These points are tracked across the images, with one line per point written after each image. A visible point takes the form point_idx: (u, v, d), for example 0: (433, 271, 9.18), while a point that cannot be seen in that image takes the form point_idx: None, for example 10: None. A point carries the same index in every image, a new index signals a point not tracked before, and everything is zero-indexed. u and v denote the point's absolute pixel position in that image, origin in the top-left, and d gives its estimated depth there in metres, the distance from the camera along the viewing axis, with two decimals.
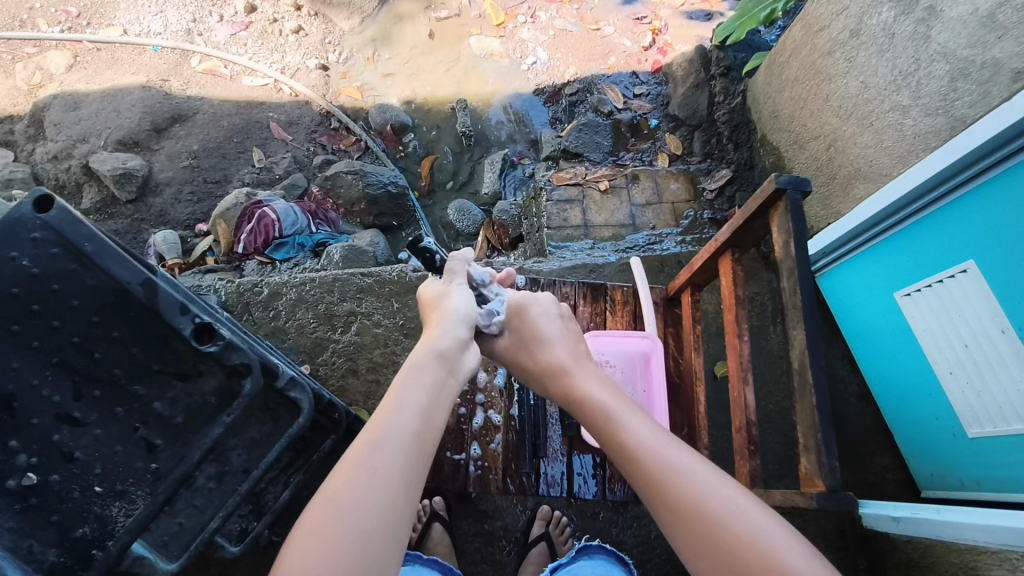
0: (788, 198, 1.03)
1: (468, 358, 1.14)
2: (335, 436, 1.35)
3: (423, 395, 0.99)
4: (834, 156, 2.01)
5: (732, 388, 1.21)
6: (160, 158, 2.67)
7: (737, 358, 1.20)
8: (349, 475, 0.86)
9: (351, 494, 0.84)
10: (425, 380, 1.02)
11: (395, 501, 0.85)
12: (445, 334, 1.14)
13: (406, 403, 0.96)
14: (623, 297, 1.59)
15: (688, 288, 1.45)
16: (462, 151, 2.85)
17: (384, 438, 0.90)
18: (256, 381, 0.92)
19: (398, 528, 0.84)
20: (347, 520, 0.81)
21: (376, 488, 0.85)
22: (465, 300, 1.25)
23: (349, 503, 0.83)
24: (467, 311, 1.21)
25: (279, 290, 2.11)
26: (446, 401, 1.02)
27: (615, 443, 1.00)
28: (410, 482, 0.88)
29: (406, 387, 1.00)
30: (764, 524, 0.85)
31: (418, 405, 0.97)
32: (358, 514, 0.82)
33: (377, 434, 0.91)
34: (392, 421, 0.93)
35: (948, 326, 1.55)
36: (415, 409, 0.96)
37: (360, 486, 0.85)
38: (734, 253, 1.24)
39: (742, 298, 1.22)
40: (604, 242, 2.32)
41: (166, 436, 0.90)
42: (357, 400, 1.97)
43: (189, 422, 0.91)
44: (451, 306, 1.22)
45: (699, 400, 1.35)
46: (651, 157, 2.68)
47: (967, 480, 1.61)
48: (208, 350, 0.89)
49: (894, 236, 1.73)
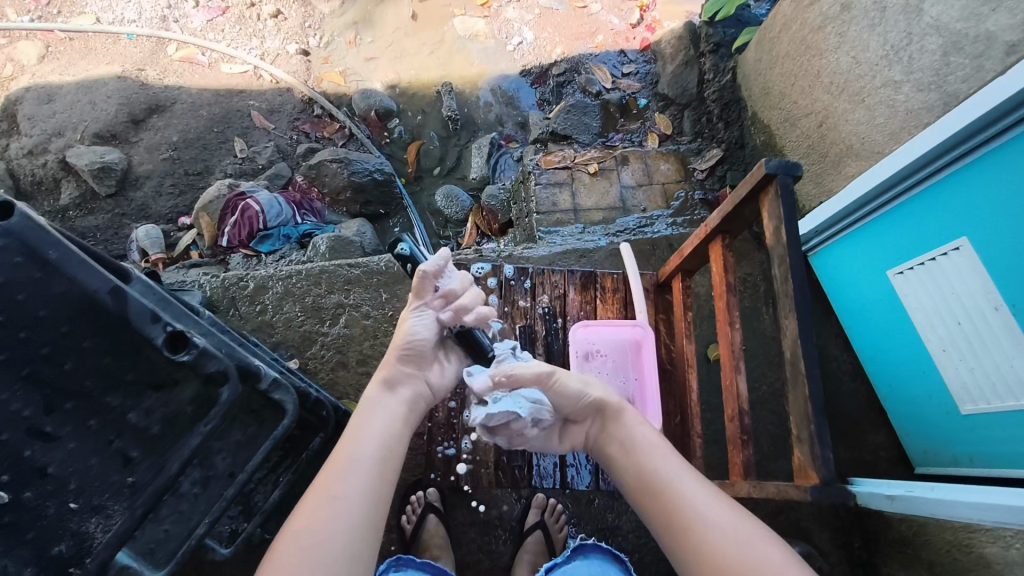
0: (778, 182, 0.96)
1: (423, 395, 1.15)
2: (324, 435, 1.33)
3: (388, 423, 1.03)
4: (825, 133, 1.98)
5: (724, 376, 1.13)
6: (139, 150, 2.61)
7: (729, 345, 1.12)
8: (319, 503, 0.89)
9: (320, 523, 0.87)
10: (388, 408, 1.05)
11: (361, 526, 0.89)
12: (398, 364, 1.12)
13: (371, 431, 1.00)
14: (614, 284, 1.51)
15: (680, 273, 1.40)
16: (448, 136, 2.81)
17: (350, 466, 0.94)
18: (233, 388, 0.90)
19: (364, 552, 0.88)
20: (318, 544, 0.85)
21: (342, 515, 0.88)
22: (420, 332, 1.14)
23: (317, 530, 0.86)
24: (416, 344, 1.13)
25: (265, 284, 2.08)
26: (407, 431, 1.06)
27: (646, 469, 1.02)
28: (375, 508, 0.92)
29: (373, 414, 1.04)
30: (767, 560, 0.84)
31: (383, 433, 1.01)
32: (327, 538, 0.86)
33: (344, 462, 0.95)
34: (356, 449, 0.97)
35: (940, 304, 1.54)
36: (379, 436, 1.00)
37: (330, 515, 0.88)
38: (725, 238, 1.18)
39: (734, 285, 1.16)
40: (595, 226, 2.29)
41: (142, 448, 0.88)
42: (348, 393, 1.94)
43: (167, 432, 0.89)
44: (403, 335, 1.14)
45: (693, 387, 1.31)
46: (640, 137, 2.63)
47: (960, 456, 1.62)
48: (181, 358, 0.88)
49: (886, 214, 1.71)
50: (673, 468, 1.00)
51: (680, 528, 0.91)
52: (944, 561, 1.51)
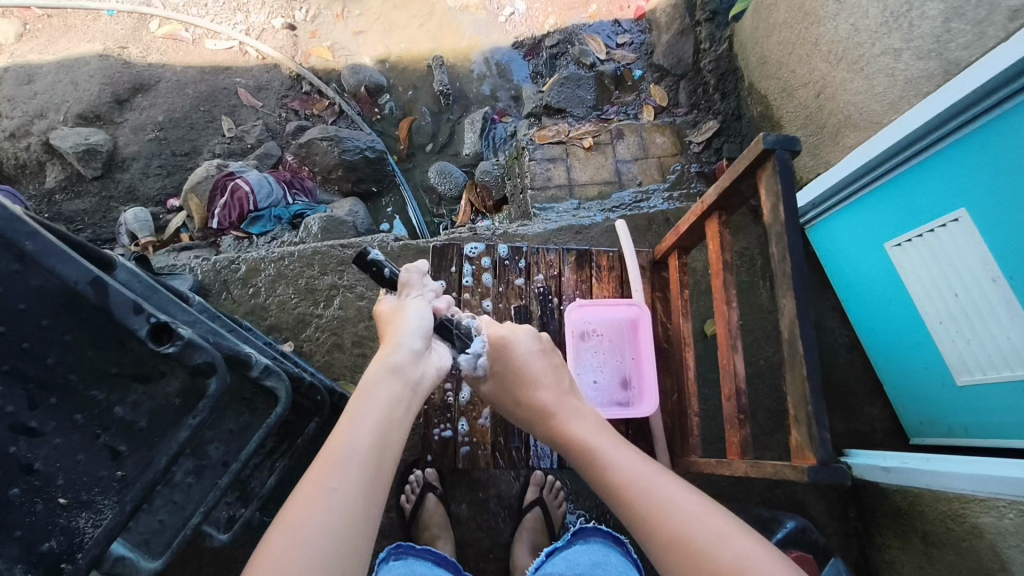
0: (776, 158, 0.94)
1: (427, 378, 1.08)
2: (320, 419, 1.34)
3: (384, 410, 0.97)
4: (823, 104, 1.95)
5: (720, 355, 1.11)
6: (125, 131, 2.55)
7: (726, 325, 1.11)
8: (314, 501, 0.83)
9: (315, 517, 0.82)
10: (384, 392, 0.99)
11: (357, 520, 0.84)
12: (403, 346, 1.08)
13: (368, 418, 0.94)
14: (609, 263, 1.48)
15: (676, 251, 1.37)
16: (440, 111, 2.75)
17: (345, 459, 0.88)
18: (222, 380, 0.87)
19: (363, 548, 0.83)
20: (311, 541, 0.80)
21: (338, 511, 0.84)
22: (421, 314, 1.15)
23: (312, 525, 0.81)
24: (418, 327, 1.12)
25: (257, 266, 2.06)
26: (407, 414, 1.00)
27: (602, 473, 0.99)
28: (371, 501, 0.87)
29: (369, 397, 0.98)
30: (727, 541, 0.82)
31: (379, 421, 0.95)
32: (322, 537, 0.81)
33: (335, 456, 0.89)
34: (351, 437, 0.91)
35: (938, 276, 1.53)
36: (376, 422, 0.94)
37: (324, 510, 0.83)
38: (721, 215, 1.15)
39: (730, 263, 1.13)
40: (590, 201, 2.26)
41: (130, 442, 0.86)
42: (344, 375, 1.94)
43: (154, 426, 0.86)
44: (404, 322, 1.12)
45: (689, 365, 1.29)
46: (636, 110, 2.59)
47: (954, 427, 1.62)
48: (168, 350, 0.83)
49: (884, 186, 1.69)
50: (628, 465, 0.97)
51: (656, 526, 0.87)
52: (937, 531, 1.54)
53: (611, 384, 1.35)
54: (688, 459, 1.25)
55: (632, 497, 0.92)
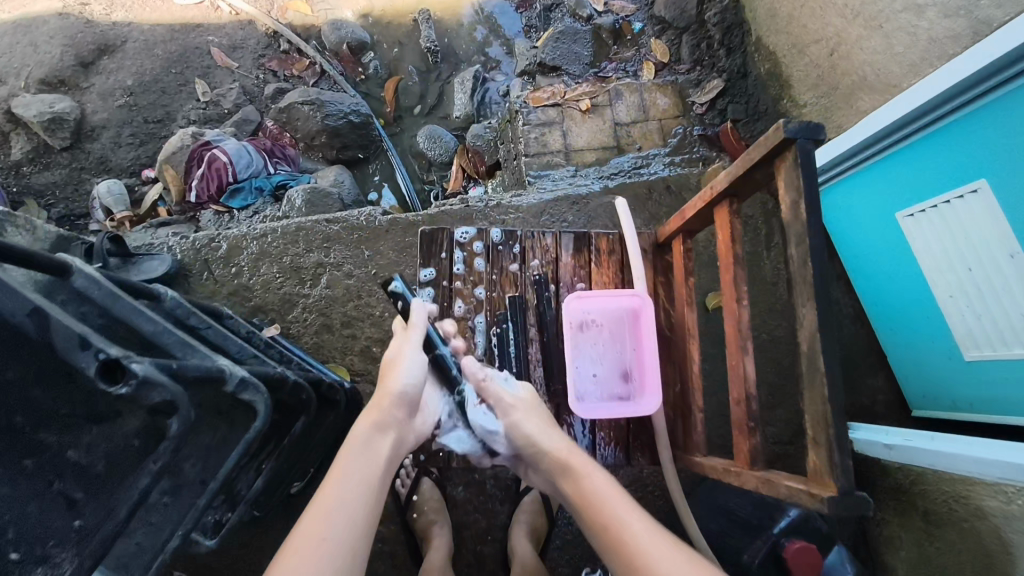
0: (797, 148, 0.84)
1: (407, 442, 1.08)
2: (306, 418, 1.30)
3: (372, 466, 0.97)
4: (836, 63, 1.82)
5: (729, 355, 1.04)
6: (92, 97, 2.39)
7: (735, 324, 1.02)
8: (301, 558, 0.83)
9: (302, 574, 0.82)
10: (370, 446, 1.00)
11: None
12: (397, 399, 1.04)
13: (355, 473, 0.95)
14: (609, 245, 1.39)
15: (680, 235, 1.28)
16: (428, 71, 2.60)
17: (333, 515, 0.89)
18: (187, 418, 0.77)
19: None
20: None
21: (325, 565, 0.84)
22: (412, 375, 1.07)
23: None
24: (408, 386, 1.06)
25: (239, 244, 1.96)
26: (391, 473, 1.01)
27: (597, 523, 0.95)
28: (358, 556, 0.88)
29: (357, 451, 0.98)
30: None
31: (367, 477, 0.96)
32: None
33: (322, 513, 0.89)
34: (340, 492, 0.92)
35: (951, 249, 1.45)
36: (364, 476, 0.95)
37: (310, 565, 0.83)
38: (732, 203, 1.06)
39: (742, 256, 1.04)
40: (587, 168, 2.14)
41: (86, 489, 0.80)
42: (334, 357, 1.88)
43: (112, 473, 0.81)
44: (397, 376, 1.07)
45: (694, 359, 1.21)
46: (636, 67, 2.44)
47: (960, 401, 1.58)
48: (120, 392, 0.72)
49: (897, 153, 1.59)
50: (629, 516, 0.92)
51: None
52: (941, 511, 1.51)
53: (612, 376, 1.28)
54: (693, 457, 1.20)
55: (625, 553, 0.88)
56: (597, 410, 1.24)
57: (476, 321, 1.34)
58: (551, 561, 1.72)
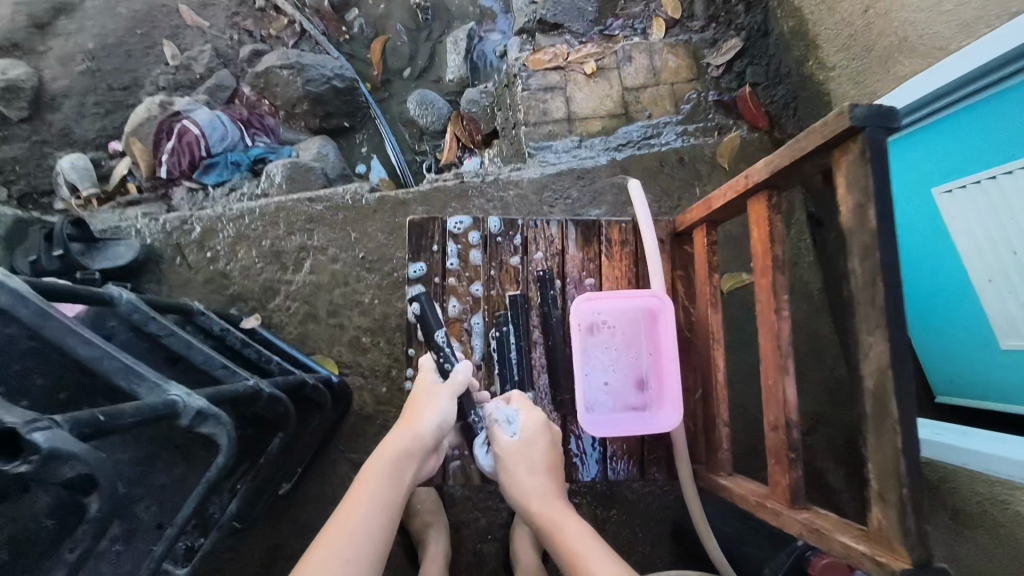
0: (866, 138, 0.68)
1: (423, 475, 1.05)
2: (285, 434, 1.17)
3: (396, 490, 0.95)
4: (871, 21, 1.59)
5: (765, 374, 0.90)
6: (50, 62, 2.19)
7: (773, 338, 0.89)
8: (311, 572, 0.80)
9: None
10: (397, 466, 0.98)
11: None
12: (423, 434, 1.02)
13: (380, 492, 0.93)
14: (621, 235, 1.24)
15: (703, 225, 1.13)
16: (418, 29, 2.38)
17: (355, 535, 0.87)
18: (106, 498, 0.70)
19: None
20: None
21: None
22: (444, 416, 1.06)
23: None
24: (435, 422, 1.04)
25: (214, 226, 1.80)
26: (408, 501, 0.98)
27: None
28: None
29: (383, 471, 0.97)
30: None
31: (390, 501, 0.94)
32: None
33: (344, 532, 0.86)
34: (366, 508, 0.90)
35: (996, 229, 1.29)
36: (389, 497, 0.94)
37: None
38: (772, 196, 0.90)
39: (782, 259, 0.89)
40: (593, 138, 1.95)
41: None
42: (320, 348, 1.74)
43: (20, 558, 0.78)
44: (427, 415, 1.05)
45: (719, 369, 1.08)
46: (644, 24, 2.20)
47: (993, 392, 1.45)
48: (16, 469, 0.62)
49: (938, 123, 1.41)
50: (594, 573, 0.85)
51: None
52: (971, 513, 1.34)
53: (625, 385, 1.15)
54: (716, 476, 1.08)
55: None
56: (606, 428, 1.12)
57: (473, 321, 1.21)
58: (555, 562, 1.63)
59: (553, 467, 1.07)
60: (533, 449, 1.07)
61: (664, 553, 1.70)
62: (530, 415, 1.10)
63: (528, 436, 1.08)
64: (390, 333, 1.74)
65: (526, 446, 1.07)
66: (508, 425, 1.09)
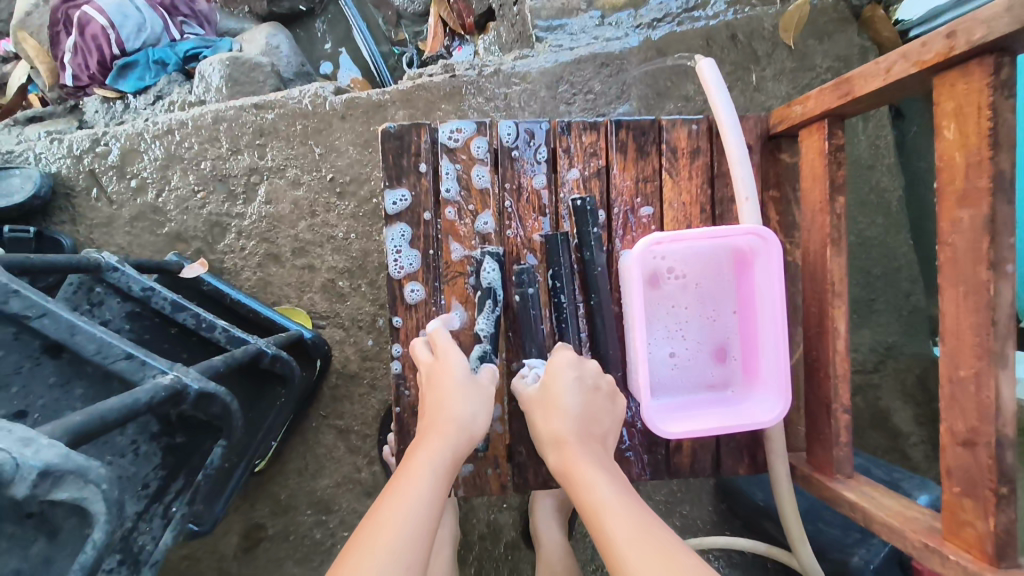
0: None
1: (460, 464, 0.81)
2: (229, 439, 0.85)
3: (439, 473, 0.70)
4: None
5: (957, 360, 0.57)
6: None
7: (978, 307, 0.55)
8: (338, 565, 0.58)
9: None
10: (447, 446, 0.73)
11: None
12: (466, 417, 0.76)
13: (423, 469, 0.69)
14: (690, 143, 0.87)
15: (826, 121, 0.76)
16: None
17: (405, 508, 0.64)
18: None
19: None
20: None
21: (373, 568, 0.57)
22: (485, 406, 0.79)
23: None
24: (484, 410, 0.79)
25: (136, 146, 1.41)
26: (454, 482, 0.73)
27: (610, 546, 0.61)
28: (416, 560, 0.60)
29: (431, 450, 0.72)
30: None
31: (438, 481, 0.69)
32: None
33: (396, 508, 0.64)
34: (417, 490, 0.67)
35: None
36: (437, 476, 0.70)
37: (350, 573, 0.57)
38: (1009, 63, 0.52)
39: (1009, 176, 0.53)
40: (618, 14, 1.46)
41: None
42: (286, 298, 1.38)
43: None
44: (466, 397, 0.78)
45: (840, 332, 0.76)
46: None
47: None
48: None
49: None
50: (623, 534, 0.61)
51: None
52: None
53: (698, 353, 0.83)
54: (829, 476, 0.78)
55: None
56: (676, 416, 0.81)
57: (493, 269, 0.85)
58: (582, 530, 1.38)
59: (592, 411, 0.78)
60: (557, 393, 0.77)
61: (706, 512, 1.34)
62: (557, 356, 0.80)
63: (553, 380, 0.79)
64: (373, 274, 1.38)
65: (549, 390, 0.78)
66: (531, 374, 0.84)
